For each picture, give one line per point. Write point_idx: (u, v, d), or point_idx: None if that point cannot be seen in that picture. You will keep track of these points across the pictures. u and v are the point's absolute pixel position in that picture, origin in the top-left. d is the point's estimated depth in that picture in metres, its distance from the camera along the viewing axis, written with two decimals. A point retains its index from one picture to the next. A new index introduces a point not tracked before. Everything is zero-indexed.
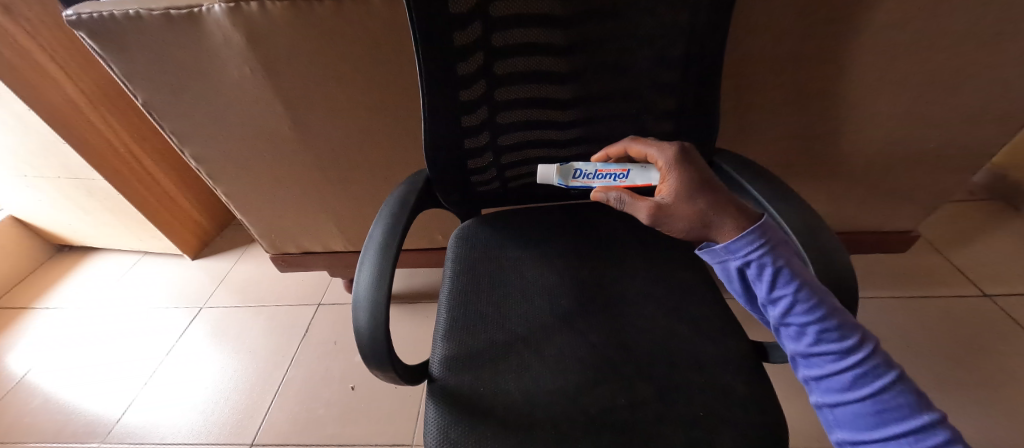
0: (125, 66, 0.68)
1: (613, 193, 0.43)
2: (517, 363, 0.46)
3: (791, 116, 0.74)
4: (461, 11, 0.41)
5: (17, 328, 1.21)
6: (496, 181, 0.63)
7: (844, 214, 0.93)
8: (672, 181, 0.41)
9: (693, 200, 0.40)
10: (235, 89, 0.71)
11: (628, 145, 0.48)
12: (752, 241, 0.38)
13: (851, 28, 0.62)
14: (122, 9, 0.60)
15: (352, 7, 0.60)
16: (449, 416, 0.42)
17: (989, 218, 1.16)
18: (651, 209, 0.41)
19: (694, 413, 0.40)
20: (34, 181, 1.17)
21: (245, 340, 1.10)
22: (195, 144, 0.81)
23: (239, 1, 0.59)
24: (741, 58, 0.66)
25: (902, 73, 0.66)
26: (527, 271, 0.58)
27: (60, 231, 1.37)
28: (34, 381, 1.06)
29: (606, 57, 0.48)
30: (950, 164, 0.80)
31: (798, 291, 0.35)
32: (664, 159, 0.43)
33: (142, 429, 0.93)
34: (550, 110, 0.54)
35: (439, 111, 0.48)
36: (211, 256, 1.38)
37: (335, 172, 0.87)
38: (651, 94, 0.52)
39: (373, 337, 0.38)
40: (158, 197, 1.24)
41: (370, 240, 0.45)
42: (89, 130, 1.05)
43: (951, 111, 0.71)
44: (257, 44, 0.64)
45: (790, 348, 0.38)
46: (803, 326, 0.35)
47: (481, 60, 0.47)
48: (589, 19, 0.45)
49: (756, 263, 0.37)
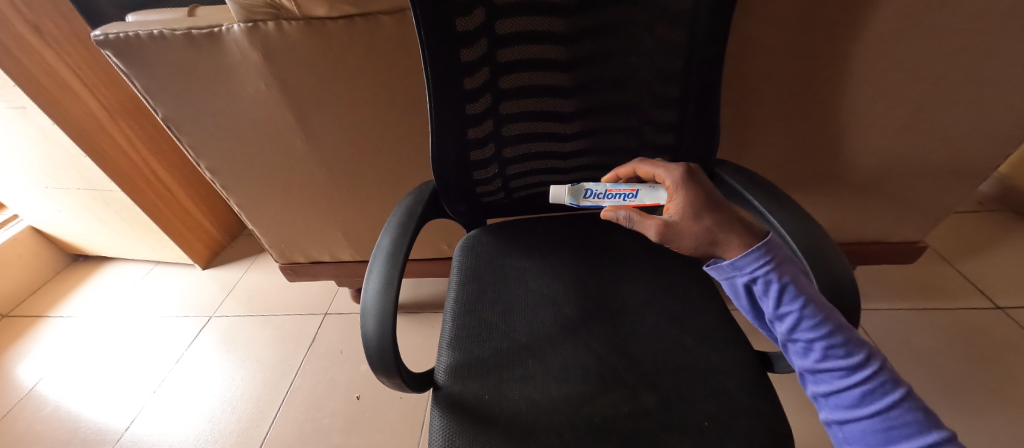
0: (147, 83, 0.71)
1: (623, 212, 0.43)
2: (522, 371, 0.47)
3: (792, 126, 0.75)
4: (467, 29, 0.44)
5: (32, 336, 1.23)
6: (501, 192, 0.64)
7: (850, 225, 0.93)
8: (679, 200, 0.42)
9: (700, 218, 0.41)
10: (250, 104, 0.74)
11: (636, 166, 0.49)
12: (758, 257, 0.38)
13: (848, 41, 0.63)
14: (147, 29, 0.64)
15: (362, 25, 0.63)
16: (453, 423, 0.43)
17: (1000, 229, 1.15)
18: (660, 227, 0.41)
19: (699, 422, 0.40)
20: (54, 192, 1.21)
21: (254, 349, 1.11)
22: (209, 156, 0.83)
23: (257, 21, 0.62)
24: (741, 70, 0.67)
25: (901, 84, 0.67)
26: (532, 280, 0.59)
27: (77, 241, 1.41)
28: (46, 389, 1.08)
29: (607, 72, 0.50)
30: (956, 174, 0.80)
31: (804, 307, 0.36)
32: (671, 179, 0.44)
33: (149, 437, 0.94)
34: (554, 123, 0.56)
35: (446, 124, 0.50)
36: (221, 265, 1.41)
37: (344, 184, 0.89)
38: (653, 107, 0.53)
39: (382, 345, 0.39)
40: (173, 208, 1.27)
41: (378, 250, 0.46)
42: (108, 143, 1.09)
43: (952, 122, 0.72)
44: (273, 61, 0.67)
45: (798, 363, 0.38)
46: (811, 342, 0.36)
47: (486, 76, 0.49)
48: (589, 35, 0.47)
49: (763, 279, 0.38)
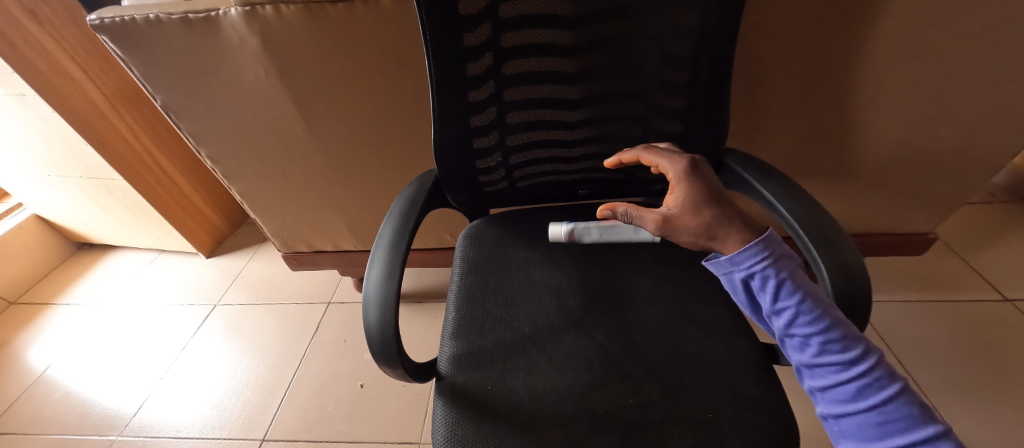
0: (145, 69, 0.70)
1: (621, 208, 0.41)
2: (524, 361, 0.47)
3: (803, 114, 0.73)
4: (470, 13, 0.42)
5: (39, 323, 1.25)
6: (504, 181, 0.63)
7: (858, 216, 0.92)
8: (680, 194, 0.40)
9: (700, 212, 0.39)
10: (250, 91, 0.73)
11: (640, 154, 0.46)
12: (756, 253, 0.38)
13: (865, 24, 0.61)
14: (143, 13, 0.62)
15: (363, 9, 0.61)
16: (455, 414, 0.43)
17: (1010, 220, 1.13)
18: (658, 221, 0.40)
19: (704, 415, 0.40)
20: (58, 180, 1.21)
21: (258, 337, 1.12)
22: (210, 144, 0.83)
23: (256, 5, 0.61)
24: (753, 55, 0.65)
25: (918, 70, 0.65)
26: (534, 270, 0.58)
27: (81, 230, 1.42)
28: (54, 375, 1.09)
29: (614, 59, 0.49)
30: (972, 164, 0.79)
31: (801, 302, 0.35)
32: (675, 171, 0.41)
33: (157, 423, 0.95)
34: (558, 110, 0.54)
35: (449, 111, 0.49)
36: (225, 254, 1.41)
37: (347, 172, 0.88)
38: (661, 94, 0.52)
39: (383, 336, 0.39)
40: (174, 196, 1.26)
41: (380, 240, 0.45)
42: (107, 130, 1.08)
43: (970, 111, 0.70)
44: (272, 47, 0.66)
45: (795, 359, 0.38)
46: (807, 337, 0.35)
47: (490, 61, 0.47)
48: (596, 21, 0.45)
49: (760, 274, 0.38)
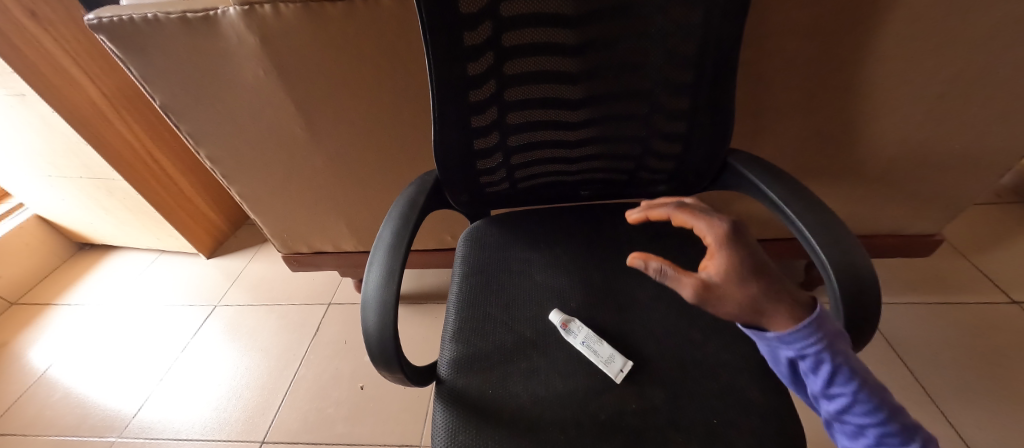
0: (144, 70, 0.70)
1: (654, 262, 0.36)
2: (526, 365, 0.46)
3: (807, 114, 0.72)
4: (471, 11, 0.41)
5: (40, 323, 1.24)
6: (505, 182, 0.63)
7: (863, 217, 0.91)
8: (722, 259, 0.36)
9: (746, 281, 0.35)
10: (249, 91, 0.72)
11: (672, 213, 0.44)
12: (810, 334, 0.33)
13: (872, 23, 0.60)
14: (141, 12, 0.62)
15: (362, 8, 0.61)
16: (455, 419, 0.42)
17: (1017, 221, 1.12)
18: (698, 287, 0.35)
19: (709, 420, 0.39)
20: (58, 180, 1.21)
21: (258, 338, 1.12)
22: (210, 144, 0.82)
23: (254, 4, 0.60)
24: (758, 54, 0.64)
25: (926, 70, 0.64)
26: (536, 272, 0.58)
27: (82, 230, 1.42)
28: (55, 376, 1.09)
29: (616, 58, 0.48)
30: (980, 165, 0.77)
31: (858, 391, 0.32)
32: (714, 235, 0.38)
33: (157, 424, 0.95)
34: (560, 110, 0.54)
35: (449, 111, 0.48)
36: (226, 255, 1.41)
37: (347, 173, 0.87)
38: (664, 94, 0.51)
39: (382, 340, 0.38)
40: (175, 197, 1.26)
41: (379, 241, 0.45)
42: (107, 130, 1.07)
43: (979, 111, 0.69)
44: (272, 46, 0.65)
45: (841, 440, 0.35)
46: (863, 428, 0.32)
47: (491, 60, 0.47)
48: (599, 19, 0.45)
49: (814, 359, 0.33)
